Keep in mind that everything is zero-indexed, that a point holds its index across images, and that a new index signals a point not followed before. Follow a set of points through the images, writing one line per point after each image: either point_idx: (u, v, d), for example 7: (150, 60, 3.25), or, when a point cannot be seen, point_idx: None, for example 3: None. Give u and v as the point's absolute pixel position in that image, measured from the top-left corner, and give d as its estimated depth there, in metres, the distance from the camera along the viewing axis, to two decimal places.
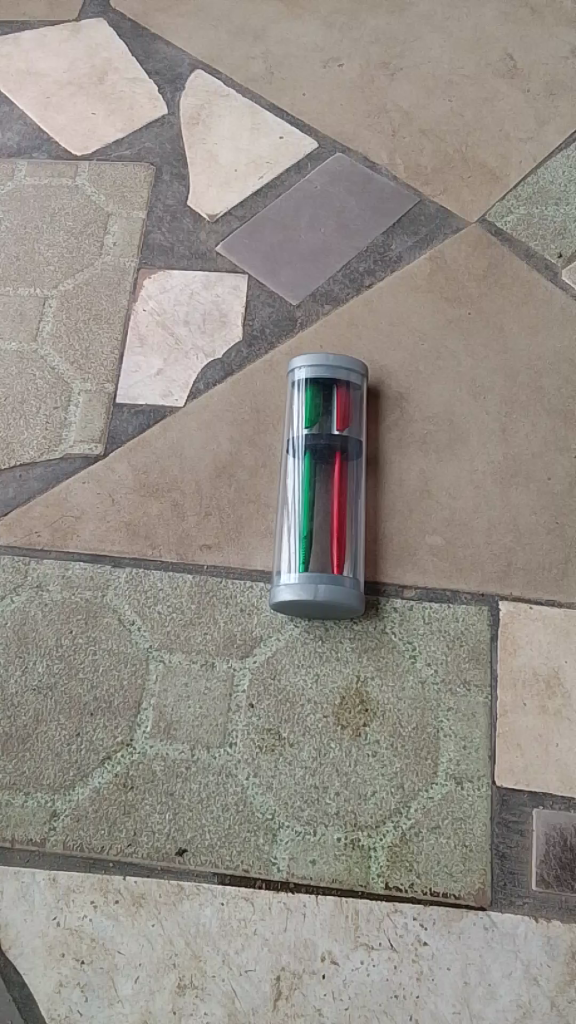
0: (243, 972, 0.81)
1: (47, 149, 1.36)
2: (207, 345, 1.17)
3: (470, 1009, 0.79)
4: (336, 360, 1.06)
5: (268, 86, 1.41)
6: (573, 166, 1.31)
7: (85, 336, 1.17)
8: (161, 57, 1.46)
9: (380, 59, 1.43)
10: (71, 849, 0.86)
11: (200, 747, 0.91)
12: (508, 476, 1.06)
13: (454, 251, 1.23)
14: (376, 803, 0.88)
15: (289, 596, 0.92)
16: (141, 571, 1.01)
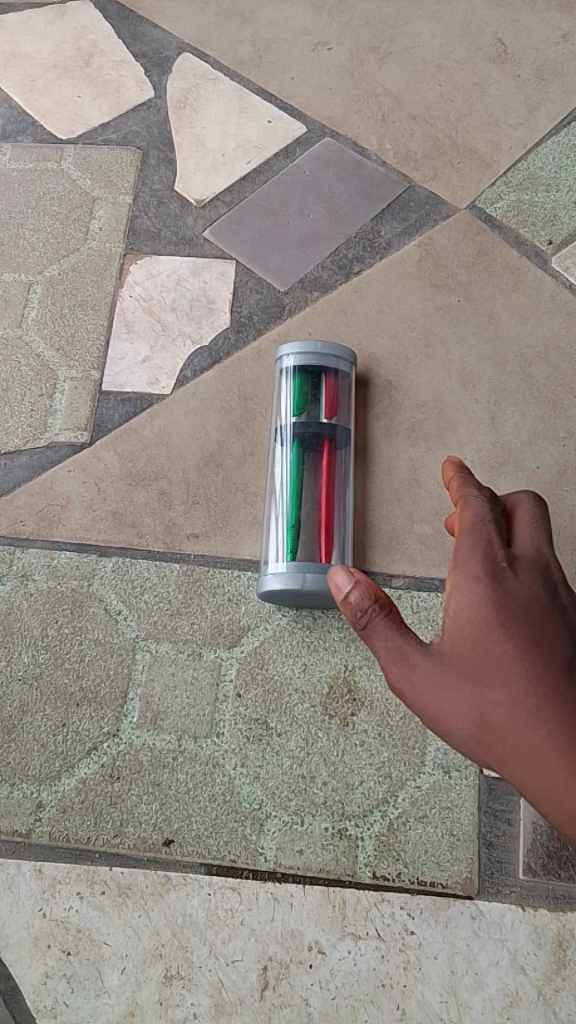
0: (230, 962, 0.80)
1: (32, 132, 1.34)
2: (194, 332, 1.16)
3: (457, 997, 0.79)
4: (325, 347, 1.05)
5: (257, 70, 1.39)
6: (564, 152, 1.30)
7: (71, 323, 1.16)
8: (148, 40, 1.43)
9: (370, 43, 1.42)
10: (57, 840, 0.86)
11: (188, 737, 0.90)
12: (497, 465, 1.05)
13: (443, 237, 1.22)
14: (364, 792, 0.87)
15: (278, 588, 0.92)
16: (128, 561, 1.00)
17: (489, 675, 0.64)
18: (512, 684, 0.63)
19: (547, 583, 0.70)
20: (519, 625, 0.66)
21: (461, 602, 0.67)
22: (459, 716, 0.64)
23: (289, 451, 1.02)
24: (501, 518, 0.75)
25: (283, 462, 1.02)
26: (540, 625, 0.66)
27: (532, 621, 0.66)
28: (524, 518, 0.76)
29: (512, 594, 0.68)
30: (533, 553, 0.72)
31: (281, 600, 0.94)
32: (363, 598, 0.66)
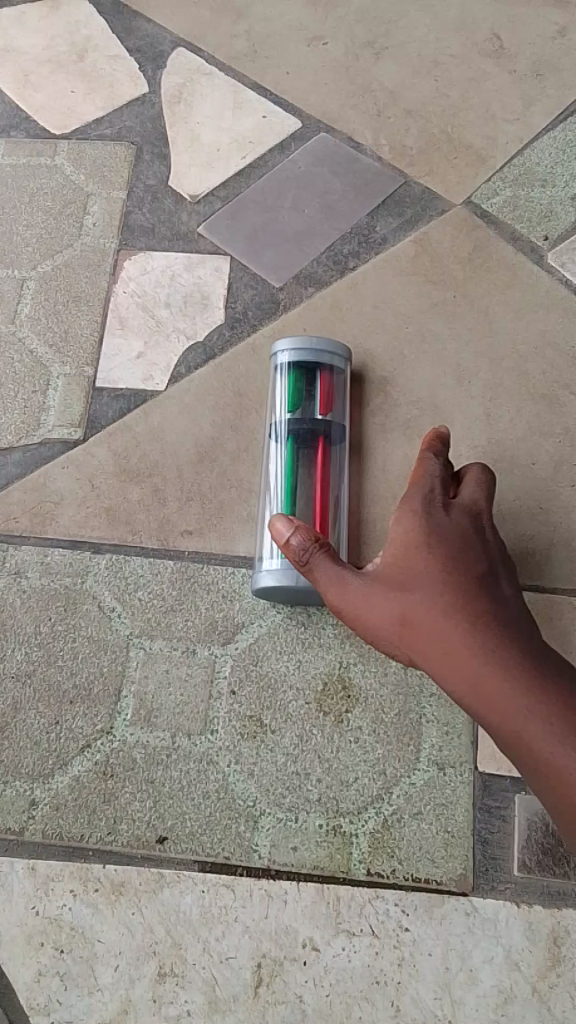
0: (224, 960, 0.80)
1: (26, 127, 1.33)
2: (189, 328, 1.15)
3: (451, 994, 0.79)
4: (320, 343, 1.04)
5: (251, 65, 1.39)
6: (560, 147, 1.29)
7: (64, 319, 1.15)
8: (142, 34, 1.43)
9: (365, 38, 1.41)
10: (50, 837, 0.85)
11: (182, 734, 0.90)
12: (491, 461, 1.05)
13: (439, 233, 1.21)
14: (358, 789, 0.87)
15: (274, 587, 0.91)
16: (121, 558, 1.00)
17: (410, 579, 0.78)
18: (428, 583, 0.77)
19: (476, 522, 0.85)
20: (440, 544, 0.80)
21: (397, 532, 0.83)
22: (384, 614, 0.78)
23: (285, 446, 1.01)
24: (447, 474, 0.90)
25: (279, 457, 1.01)
26: (461, 546, 0.80)
27: (453, 542, 0.80)
28: (468, 479, 0.91)
29: (440, 523, 0.82)
30: (468, 502, 0.87)
31: (276, 596, 0.94)
32: (303, 541, 0.84)
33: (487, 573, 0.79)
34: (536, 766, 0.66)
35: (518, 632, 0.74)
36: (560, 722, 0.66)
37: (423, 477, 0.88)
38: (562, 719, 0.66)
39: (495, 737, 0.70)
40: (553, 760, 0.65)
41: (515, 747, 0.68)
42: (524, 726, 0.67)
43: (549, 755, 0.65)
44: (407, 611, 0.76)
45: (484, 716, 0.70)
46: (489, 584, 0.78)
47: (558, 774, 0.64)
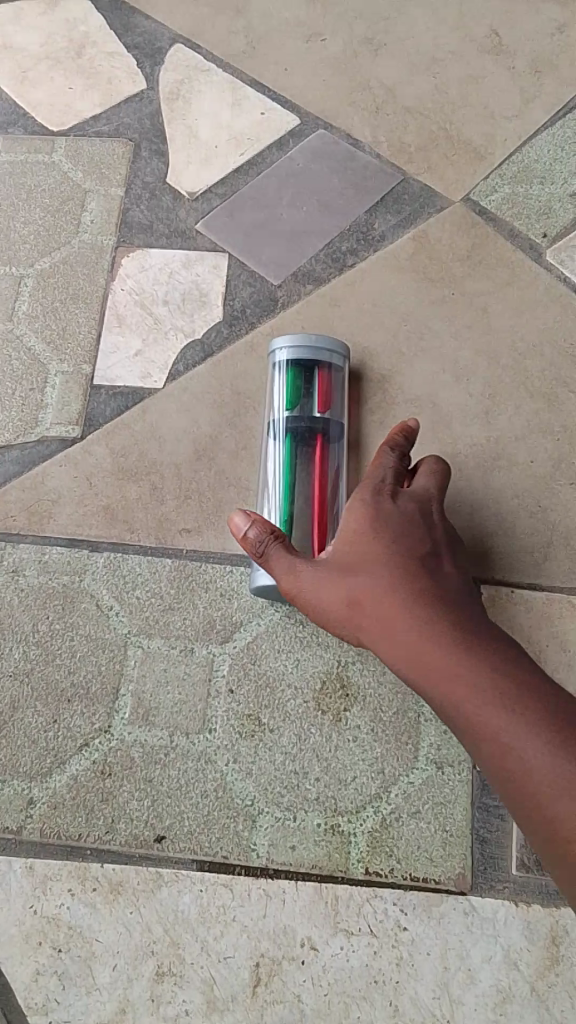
0: (223, 959, 0.80)
1: (24, 124, 1.33)
2: (187, 326, 1.15)
3: (449, 993, 0.79)
4: (318, 341, 1.03)
5: (250, 62, 1.38)
6: (559, 144, 1.29)
7: (62, 316, 1.15)
8: (141, 30, 1.42)
9: (364, 34, 1.40)
10: (48, 836, 0.85)
11: (180, 733, 0.90)
12: (490, 460, 1.05)
13: (438, 230, 1.21)
14: (356, 787, 0.87)
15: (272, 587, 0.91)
16: (119, 555, 0.99)
17: (358, 565, 0.81)
18: (375, 568, 0.80)
19: (425, 515, 0.87)
20: (387, 532, 0.83)
21: (347, 523, 0.85)
22: (332, 597, 0.81)
23: (283, 445, 1.01)
24: (401, 466, 0.92)
25: (276, 456, 1.00)
26: (407, 535, 0.83)
27: (401, 531, 0.83)
28: (421, 472, 0.93)
29: (388, 514, 0.85)
30: (419, 494, 0.90)
31: (272, 596, 0.94)
32: (259, 532, 0.86)
33: (433, 561, 0.82)
34: (470, 731, 0.69)
35: (459, 613, 0.77)
36: (493, 689, 0.69)
37: (377, 471, 0.90)
38: (495, 687, 0.69)
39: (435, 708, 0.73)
40: (487, 724, 0.67)
41: (452, 716, 0.71)
42: (460, 695, 0.70)
43: (482, 719, 0.68)
44: (354, 595, 0.79)
45: (426, 690, 0.73)
46: (434, 570, 0.81)
47: (490, 737, 0.67)
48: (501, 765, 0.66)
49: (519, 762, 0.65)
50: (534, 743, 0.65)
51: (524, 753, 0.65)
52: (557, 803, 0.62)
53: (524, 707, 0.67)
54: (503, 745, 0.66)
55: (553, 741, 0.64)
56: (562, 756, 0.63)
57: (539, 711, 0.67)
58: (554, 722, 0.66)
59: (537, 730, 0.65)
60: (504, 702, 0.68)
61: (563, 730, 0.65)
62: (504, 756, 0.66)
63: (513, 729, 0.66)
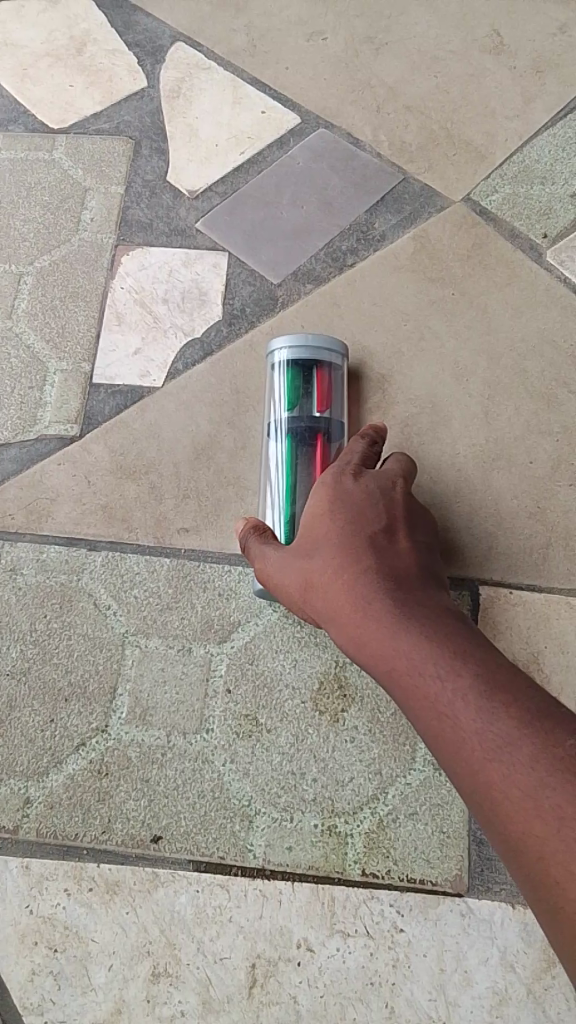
0: (218, 959, 0.80)
1: (24, 121, 1.32)
2: (186, 323, 1.14)
3: (445, 996, 0.79)
4: (317, 341, 1.03)
5: (251, 59, 1.38)
6: (560, 144, 1.28)
7: (61, 314, 1.15)
8: (142, 28, 1.42)
9: (365, 32, 1.40)
10: (44, 835, 0.85)
11: (177, 733, 0.89)
12: (490, 460, 1.05)
13: (438, 230, 1.21)
14: (354, 788, 0.87)
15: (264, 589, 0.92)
16: (117, 554, 0.99)
17: (315, 544, 0.81)
18: (329, 547, 0.79)
19: (388, 496, 0.87)
20: (345, 512, 0.82)
21: (311, 507, 0.86)
22: (293, 580, 0.82)
23: (283, 444, 1.00)
24: (369, 451, 0.92)
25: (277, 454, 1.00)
26: (364, 513, 0.83)
27: (358, 511, 0.83)
28: (389, 461, 0.93)
29: (348, 494, 0.85)
30: (384, 476, 0.89)
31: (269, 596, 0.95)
32: (245, 529, 0.91)
33: (390, 539, 0.81)
34: (411, 702, 0.66)
35: (411, 587, 0.75)
36: (431, 655, 0.66)
37: (344, 457, 0.91)
38: (433, 653, 0.66)
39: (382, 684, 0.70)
40: (425, 693, 0.64)
41: (395, 688, 0.68)
42: (399, 663, 0.67)
43: (420, 689, 0.65)
44: (309, 575, 0.80)
45: (371, 665, 0.71)
46: (389, 547, 0.80)
47: (425, 705, 0.64)
48: (436, 734, 0.63)
49: (452, 728, 0.61)
50: (465, 705, 0.61)
51: (456, 717, 0.61)
52: (485, 766, 0.58)
53: (459, 670, 0.64)
54: (435, 711, 0.63)
55: (484, 702, 0.61)
56: (492, 716, 0.59)
57: (474, 675, 0.63)
58: (487, 686, 0.62)
59: (468, 691, 0.62)
60: (439, 667, 0.65)
61: (494, 692, 0.61)
62: (437, 722, 0.62)
63: (447, 694, 0.63)
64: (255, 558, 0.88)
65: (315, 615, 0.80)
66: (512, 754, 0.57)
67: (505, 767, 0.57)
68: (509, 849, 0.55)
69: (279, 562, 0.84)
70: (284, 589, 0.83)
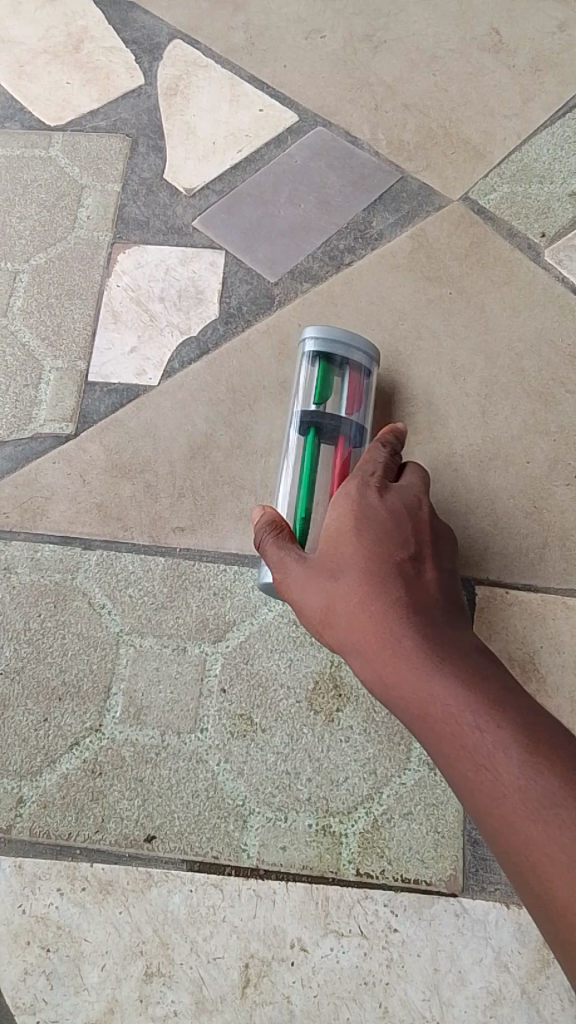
0: (212, 959, 0.80)
1: (20, 118, 1.32)
2: (183, 322, 1.14)
3: (439, 996, 0.78)
4: (351, 338, 1.02)
5: (249, 58, 1.38)
6: (559, 143, 1.28)
7: (57, 312, 1.14)
8: (139, 26, 1.41)
9: (364, 31, 1.40)
10: (37, 835, 0.85)
11: (171, 732, 0.89)
12: (486, 459, 1.04)
13: (435, 229, 1.21)
14: (348, 788, 0.87)
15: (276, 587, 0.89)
16: (112, 553, 0.99)
17: (340, 561, 0.78)
18: (357, 568, 0.76)
19: (413, 513, 0.84)
20: (373, 530, 0.79)
21: (334, 517, 0.82)
22: (313, 596, 0.78)
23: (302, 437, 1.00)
24: (391, 463, 0.91)
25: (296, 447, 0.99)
26: (391, 533, 0.79)
27: (385, 528, 0.80)
28: (408, 472, 0.91)
29: (373, 509, 0.82)
30: (409, 492, 0.86)
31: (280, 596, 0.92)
32: (260, 525, 0.86)
33: (417, 562, 0.78)
34: (444, 747, 0.64)
35: (440, 621, 0.73)
36: (471, 703, 0.64)
37: (367, 465, 0.89)
38: (472, 700, 0.64)
39: (409, 723, 0.68)
40: (462, 741, 0.62)
41: (425, 729, 0.66)
42: (434, 705, 0.65)
43: (457, 736, 0.63)
44: (334, 595, 0.76)
45: (399, 700, 0.68)
46: (417, 573, 0.77)
47: (462, 753, 0.62)
48: (472, 786, 0.61)
49: (490, 781, 0.59)
50: (505, 758, 0.59)
51: (495, 771, 0.59)
52: (524, 825, 0.56)
53: (499, 721, 0.62)
54: (472, 759, 0.61)
55: (528, 757, 0.59)
56: (535, 772, 0.57)
57: (515, 726, 0.61)
58: (530, 740, 0.60)
59: (510, 744, 0.60)
60: (478, 713, 0.63)
61: (538, 747, 0.59)
62: (475, 772, 0.60)
63: (487, 746, 0.61)
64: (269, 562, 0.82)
65: (335, 640, 0.77)
66: (557, 815, 0.55)
67: (549, 827, 0.55)
68: (548, 913, 0.54)
69: (298, 574, 0.80)
70: (301, 604, 0.79)
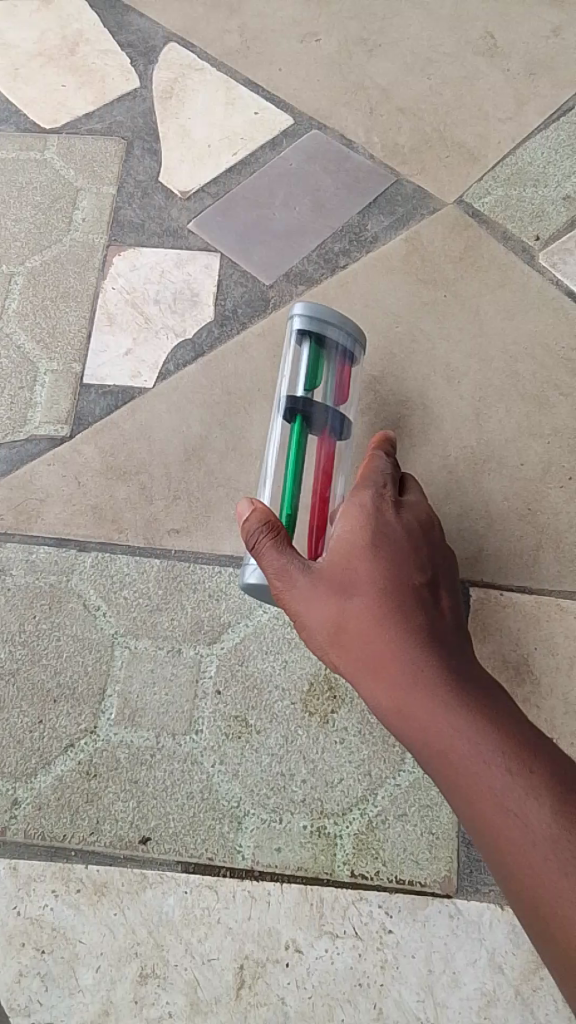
0: (206, 961, 0.80)
1: (16, 121, 1.32)
2: (178, 324, 1.14)
3: (433, 998, 0.79)
4: (331, 316, 0.97)
5: (244, 61, 1.38)
6: (553, 147, 1.28)
7: (52, 315, 1.15)
8: (135, 29, 1.41)
9: (359, 35, 1.40)
10: (32, 837, 0.85)
11: (166, 734, 0.89)
12: (481, 461, 1.05)
13: (430, 232, 1.21)
14: (343, 790, 0.87)
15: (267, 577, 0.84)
16: (107, 555, 0.99)
17: (356, 581, 0.75)
18: (374, 592, 0.74)
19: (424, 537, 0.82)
20: (391, 553, 0.77)
21: (347, 532, 0.79)
22: (322, 612, 0.74)
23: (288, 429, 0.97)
24: (396, 476, 0.89)
25: (283, 442, 0.97)
26: (407, 560, 0.77)
27: (402, 552, 0.78)
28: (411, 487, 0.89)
29: (390, 529, 0.80)
30: (420, 514, 0.84)
31: (260, 596, 0.87)
32: (254, 519, 0.79)
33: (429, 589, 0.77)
34: (465, 789, 0.61)
35: (454, 652, 0.71)
36: (496, 744, 0.62)
37: (376, 477, 0.87)
38: (500, 743, 0.62)
39: (422, 758, 0.66)
40: (488, 784, 0.60)
41: (440, 764, 0.64)
42: (456, 741, 0.63)
43: (482, 779, 0.60)
44: (347, 616, 0.73)
45: (413, 730, 0.66)
46: (431, 602, 0.75)
47: (488, 797, 0.59)
48: (495, 831, 0.58)
49: (515, 824, 0.57)
50: (534, 803, 0.57)
51: (525, 819, 0.57)
52: (557, 880, 0.54)
53: (531, 768, 0.60)
54: (495, 800, 0.59)
55: (558, 804, 0.57)
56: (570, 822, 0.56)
57: (547, 775, 0.59)
58: (563, 790, 0.58)
59: (538, 789, 0.58)
60: (503, 755, 0.61)
61: (569, 795, 0.58)
62: (498, 814, 0.58)
63: (517, 792, 0.58)
64: (269, 565, 0.77)
65: (342, 663, 0.73)
66: None
67: None
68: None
69: (303, 585, 0.75)
70: (305, 618, 0.75)
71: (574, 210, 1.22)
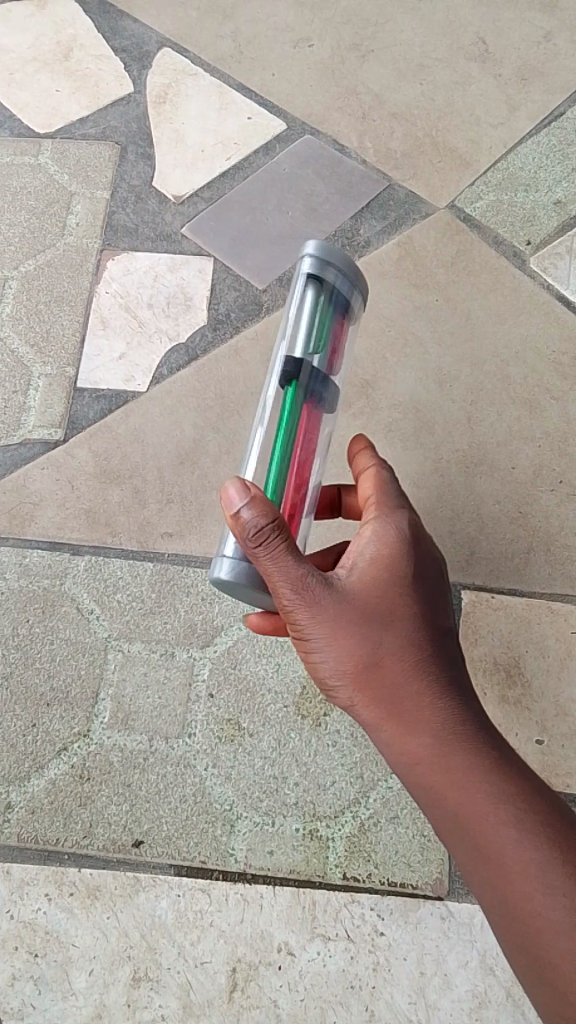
0: (199, 964, 0.80)
1: (9, 126, 1.33)
2: (171, 328, 1.15)
3: (425, 999, 0.79)
4: (330, 255, 0.78)
5: (238, 66, 1.38)
6: (544, 151, 1.29)
7: (46, 319, 1.15)
8: (129, 34, 1.42)
9: (351, 40, 1.41)
10: (25, 841, 0.85)
11: (159, 738, 0.90)
12: (472, 465, 1.05)
13: (422, 236, 1.22)
14: (335, 793, 0.87)
15: (245, 563, 0.66)
16: (101, 559, 0.99)
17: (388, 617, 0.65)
18: (407, 635, 0.65)
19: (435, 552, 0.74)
20: (421, 583, 0.68)
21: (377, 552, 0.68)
22: (347, 650, 0.64)
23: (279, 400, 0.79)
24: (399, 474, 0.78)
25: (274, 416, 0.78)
26: (432, 590, 0.69)
27: (429, 580, 0.69)
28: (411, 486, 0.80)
29: (419, 552, 0.70)
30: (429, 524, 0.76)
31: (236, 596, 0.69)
32: (261, 515, 0.62)
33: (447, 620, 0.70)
34: (493, 855, 0.60)
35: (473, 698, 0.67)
36: (533, 820, 0.61)
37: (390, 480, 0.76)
38: (535, 816, 0.61)
39: (441, 814, 0.63)
40: (520, 854, 0.59)
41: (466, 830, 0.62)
42: (492, 815, 0.61)
43: (515, 847, 0.60)
44: (378, 660, 0.64)
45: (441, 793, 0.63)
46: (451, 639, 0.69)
47: (521, 870, 0.59)
48: (527, 907, 0.58)
49: (551, 907, 0.58)
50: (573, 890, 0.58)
51: (563, 900, 0.58)
52: None
53: (568, 846, 0.60)
54: (530, 879, 0.59)
55: None
56: None
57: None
58: None
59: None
60: (540, 834, 0.60)
61: None
62: (533, 892, 0.58)
63: (556, 872, 0.58)
64: (285, 579, 0.62)
65: (358, 701, 0.66)
66: None
67: None
68: None
69: (326, 610, 0.64)
70: (321, 647, 0.65)
71: (565, 216, 1.23)
